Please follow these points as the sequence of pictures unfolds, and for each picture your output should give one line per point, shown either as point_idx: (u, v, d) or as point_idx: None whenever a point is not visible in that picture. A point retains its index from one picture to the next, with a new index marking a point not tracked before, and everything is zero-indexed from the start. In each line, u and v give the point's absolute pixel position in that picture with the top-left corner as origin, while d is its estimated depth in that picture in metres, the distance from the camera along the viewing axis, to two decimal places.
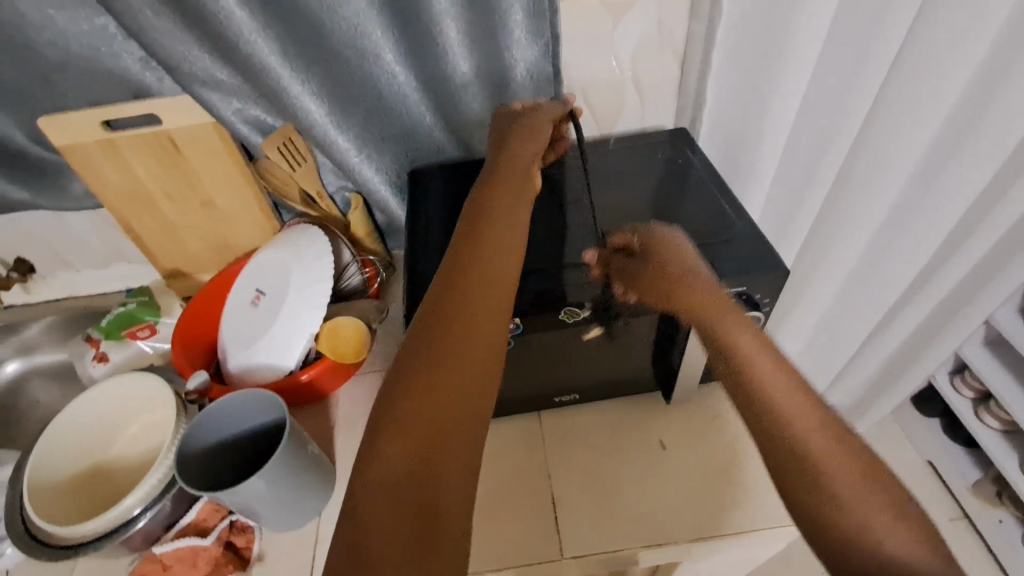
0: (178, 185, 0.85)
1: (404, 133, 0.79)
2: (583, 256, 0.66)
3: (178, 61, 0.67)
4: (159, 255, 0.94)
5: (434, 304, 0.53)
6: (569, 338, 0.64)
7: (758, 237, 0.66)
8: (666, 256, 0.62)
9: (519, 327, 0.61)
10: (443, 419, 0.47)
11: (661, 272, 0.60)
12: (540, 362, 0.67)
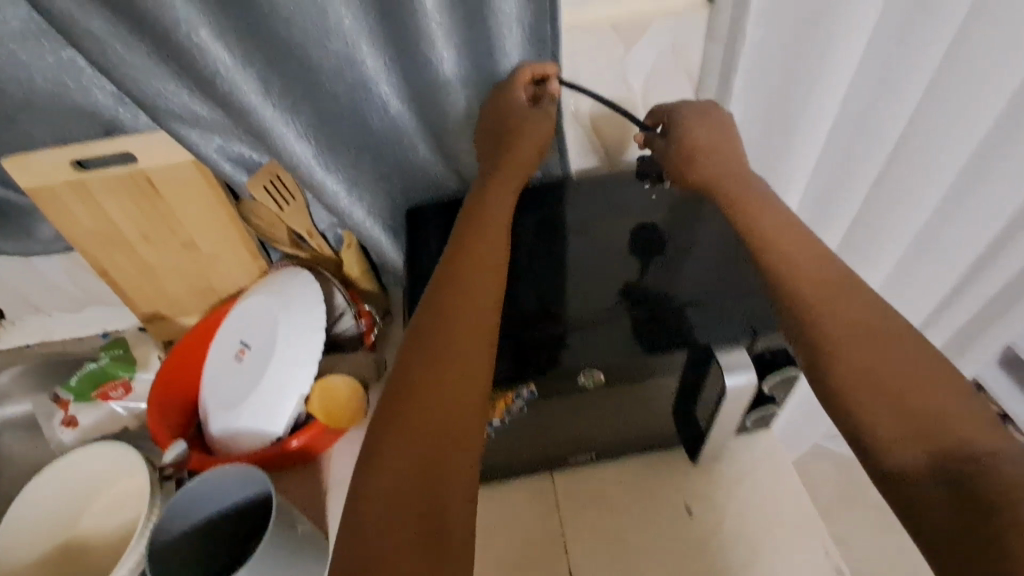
0: (157, 227, 0.79)
1: (399, 170, 0.73)
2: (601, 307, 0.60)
3: (154, 98, 0.60)
4: (138, 299, 0.87)
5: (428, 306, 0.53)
6: (587, 400, 0.58)
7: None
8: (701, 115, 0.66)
9: (532, 393, 0.55)
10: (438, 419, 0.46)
11: (712, 153, 0.64)
12: (555, 424, 0.61)
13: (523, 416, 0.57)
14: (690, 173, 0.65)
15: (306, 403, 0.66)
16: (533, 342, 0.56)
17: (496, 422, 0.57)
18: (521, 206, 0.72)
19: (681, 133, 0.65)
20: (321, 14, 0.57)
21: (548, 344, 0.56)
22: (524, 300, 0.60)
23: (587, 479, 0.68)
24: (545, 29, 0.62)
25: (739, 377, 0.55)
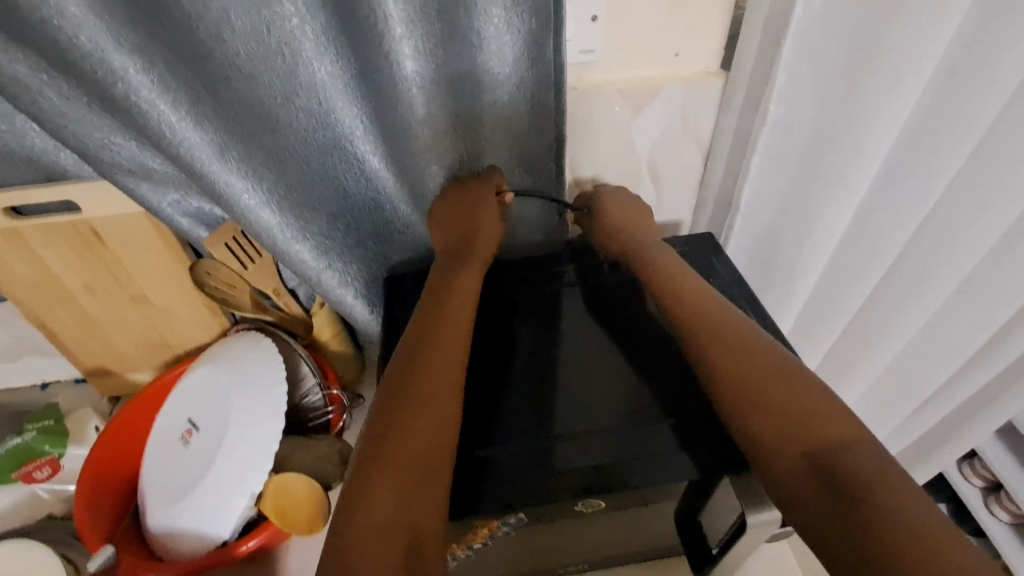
0: (103, 278, 0.70)
1: (377, 231, 0.67)
2: (599, 415, 0.53)
3: (97, 151, 0.53)
4: (80, 353, 0.78)
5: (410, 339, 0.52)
6: (579, 522, 0.51)
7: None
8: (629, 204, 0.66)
9: (519, 521, 0.49)
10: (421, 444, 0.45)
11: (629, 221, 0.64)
12: (548, 544, 0.54)
13: (507, 539, 0.51)
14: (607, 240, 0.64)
15: (257, 502, 0.58)
16: (516, 464, 0.50)
17: (476, 544, 0.51)
18: (511, 282, 0.65)
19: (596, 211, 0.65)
20: (291, 70, 0.51)
21: (536, 469, 0.50)
22: (507, 409, 0.54)
23: None
24: (550, 96, 0.57)
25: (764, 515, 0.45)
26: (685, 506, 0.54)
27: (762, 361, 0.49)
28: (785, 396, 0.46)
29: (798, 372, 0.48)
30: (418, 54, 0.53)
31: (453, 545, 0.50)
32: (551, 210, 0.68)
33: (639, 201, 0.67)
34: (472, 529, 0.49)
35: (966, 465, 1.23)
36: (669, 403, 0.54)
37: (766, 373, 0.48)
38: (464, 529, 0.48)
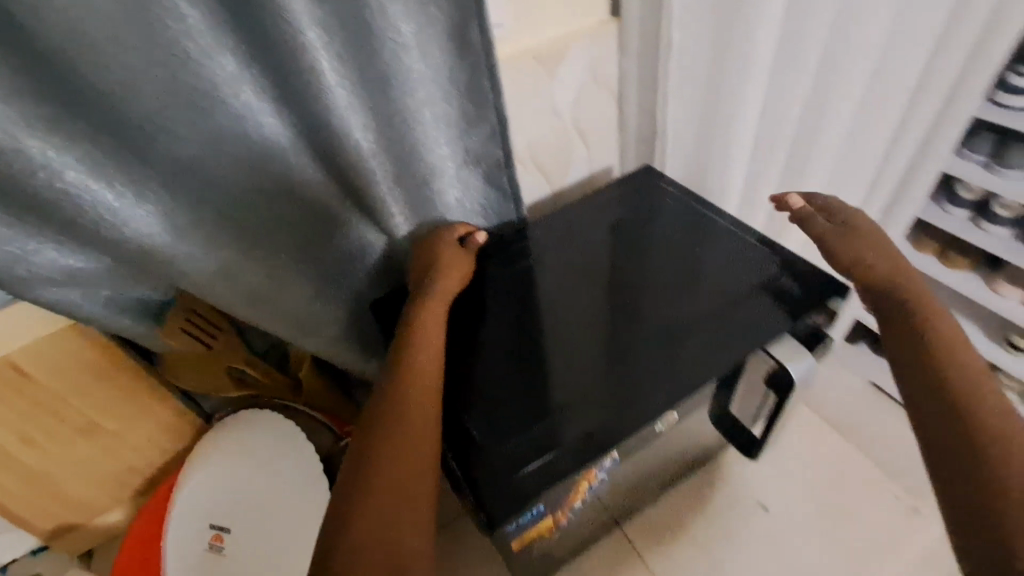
0: (39, 421, 0.61)
1: (335, 272, 0.62)
2: (635, 354, 0.56)
3: (9, 266, 0.45)
4: (32, 517, 0.67)
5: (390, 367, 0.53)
6: (653, 446, 0.56)
7: (805, 267, 0.60)
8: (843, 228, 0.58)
9: (612, 461, 0.51)
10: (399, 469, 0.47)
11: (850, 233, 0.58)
12: (629, 478, 0.57)
13: (600, 486, 0.54)
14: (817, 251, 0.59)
15: None
16: (596, 409, 0.52)
17: (575, 506, 0.52)
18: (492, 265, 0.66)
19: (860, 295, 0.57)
20: (206, 117, 0.45)
21: (607, 411, 0.52)
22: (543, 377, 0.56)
23: (651, 516, 0.66)
24: (482, 82, 0.55)
25: (800, 364, 0.52)
26: (723, 406, 0.60)
27: (973, 387, 0.45)
28: (965, 410, 0.44)
29: (998, 399, 0.44)
30: (338, 71, 0.48)
31: (557, 513, 0.51)
32: (502, 197, 0.66)
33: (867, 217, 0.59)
34: (574, 486, 0.50)
35: None
36: (689, 317, 0.58)
37: (973, 397, 0.44)
38: (568, 489, 0.49)
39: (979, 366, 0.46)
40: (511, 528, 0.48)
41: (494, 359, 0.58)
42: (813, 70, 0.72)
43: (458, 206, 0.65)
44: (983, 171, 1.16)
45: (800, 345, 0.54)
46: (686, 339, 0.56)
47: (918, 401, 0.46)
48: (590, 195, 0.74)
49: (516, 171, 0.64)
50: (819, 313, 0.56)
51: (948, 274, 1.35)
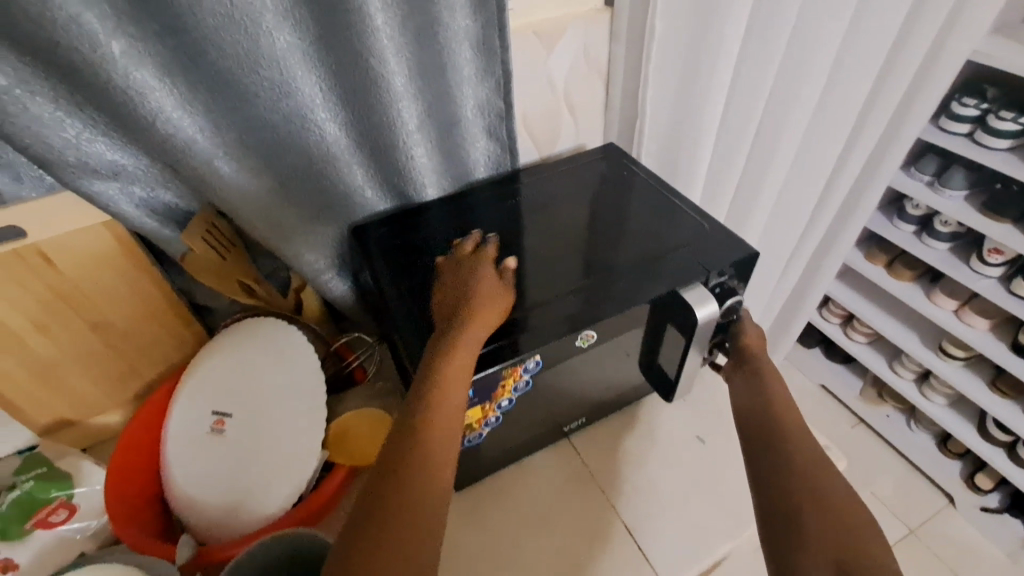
0: (56, 311, 0.65)
1: (350, 198, 0.71)
2: (586, 276, 0.66)
3: (60, 153, 0.52)
4: (30, 409, 0.70)
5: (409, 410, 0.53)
6: (577, 364, 0.64)
7: (728, 230, 0.70)
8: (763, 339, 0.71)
9: (536, 363, 0.59)
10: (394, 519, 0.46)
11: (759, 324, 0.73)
12: (556, 392, 0.67)
13: (527, 389, 0.62)
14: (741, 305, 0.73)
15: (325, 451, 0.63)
16: (561, 320, 0.60)
17: (503, 403, 0.61)
18: (476, 212, 0.76)
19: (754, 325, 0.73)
20: (253, 41, 0.52)
21: (570, 323, 0.60)
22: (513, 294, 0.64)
23: (597, 438, 0.75)
24: (493, 39, 0.65)
25: (706, 308, 0.61)
26: (647, 341, 0.69)
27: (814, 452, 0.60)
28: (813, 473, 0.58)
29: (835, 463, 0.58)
30: (384, 13, 0.57)
31: (486, 405, 0.60)
32: (498, 148, 0.78)
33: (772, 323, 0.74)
34: (501, 380, 0.58)
35: (825, 308, 1.74)
36: (649, 255, 0.68)
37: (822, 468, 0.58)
38: (495, 380, 0.58)
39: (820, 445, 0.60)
40: None
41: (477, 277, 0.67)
42: (779, 71, 0.82)
43: (460, 149, 0.76)
44: (926, 190, 1.29)
45: (708, 293, 0.62)
46: (639, 270, 0.66)
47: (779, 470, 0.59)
48: (560, 163, 0.84)
49: (513, 124, 0.75)
50: (734, 266, 0.66)
51: (892, 283, 1.48)
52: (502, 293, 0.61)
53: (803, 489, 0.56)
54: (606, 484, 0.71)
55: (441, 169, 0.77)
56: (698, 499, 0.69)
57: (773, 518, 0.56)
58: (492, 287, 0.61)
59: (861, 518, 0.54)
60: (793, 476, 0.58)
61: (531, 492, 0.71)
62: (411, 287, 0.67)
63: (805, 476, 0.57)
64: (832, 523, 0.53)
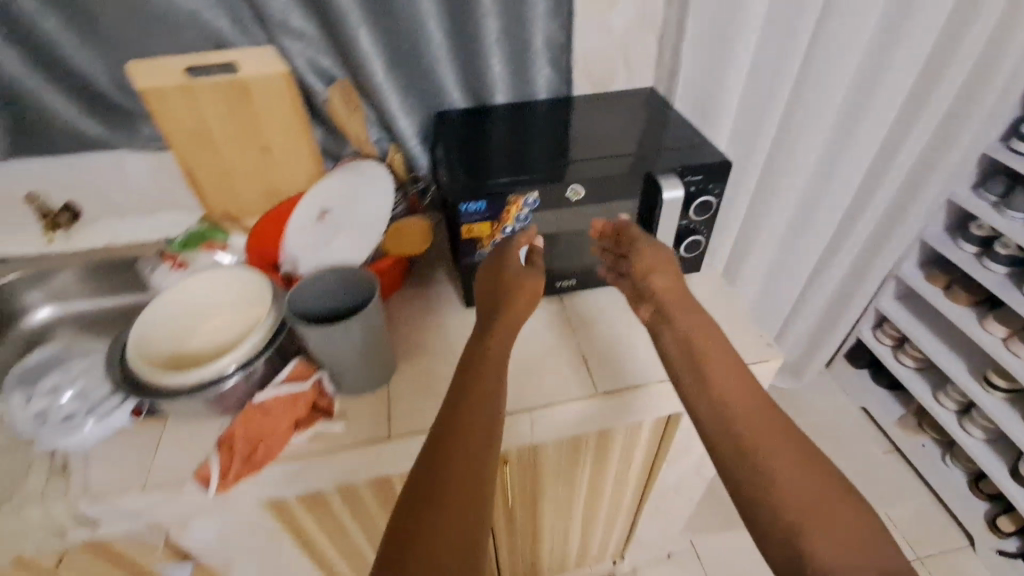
0: (240, 129, 0.96)
1: (441, 88, 0.98)
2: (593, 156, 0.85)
3: (277, 10, 0.88)
4: (210, 196, 1.03)
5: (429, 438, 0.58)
6: (572, 214, 0.82)
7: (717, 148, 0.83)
8: (656, 252, 0.76)
9: (535, 201, 0.78)
10: (421, 511, 0.52)
11: (660, 263, 0.76)
12: (555, 236, 0.85)
13: (527, 223, 0.80)
14: (632, 246, 0.78)
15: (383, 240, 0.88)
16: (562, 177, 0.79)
17: (507, 229, 0.80)
18: (531, 117, 0.99)
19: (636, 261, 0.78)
20: None
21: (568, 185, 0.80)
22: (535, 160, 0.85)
23: (585, 301, 0.92)
24: None
25: (671, 191, 0.76)
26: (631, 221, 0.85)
27: (782, 455, 0.58)
28: (804, 487, 0.56)
29: (820, 466, 0.58)
30: None
31: (495, 224, 0.79)
32: (559, 77, 1.01)
33: (663, 250, 0.77)
34: (506, 205, 0.77)
35: (878, 328, 1.73)
36: (647, 154, 0.84)
37: (794, 474, 0.57)
38: (502, 204, 0.77)
39: (796, 445, 0.59)
40: (463, 211, 0.77)
41: (515, 149, 0.89)
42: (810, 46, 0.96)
43: (529, 70, 0.99)
44: (989, 209, 1.30)
45: (677, 182, 0.77)
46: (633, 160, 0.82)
47: (755, 496, 0.57)
48: (609, 99, 1.04)
49: (571, 57, 0.99)
50: (712, 170, 0.79)
51: (946, 305, 1.47)
52: (534, 280, 0.76)
53: (799, 508, 0.55)
54: (583, 340, 0.86)
55: (511, 84, 1.01)
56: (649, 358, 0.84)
57: (780, 549, 0.54)
58: (531, 280, 0.75)
59: (846, 505, 0.55)
60: (785, 495, 0.56)
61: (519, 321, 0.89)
62: (467, 150, 0.91)
63: (790, 486, 0.56)
64: (835, 536, 0.53)
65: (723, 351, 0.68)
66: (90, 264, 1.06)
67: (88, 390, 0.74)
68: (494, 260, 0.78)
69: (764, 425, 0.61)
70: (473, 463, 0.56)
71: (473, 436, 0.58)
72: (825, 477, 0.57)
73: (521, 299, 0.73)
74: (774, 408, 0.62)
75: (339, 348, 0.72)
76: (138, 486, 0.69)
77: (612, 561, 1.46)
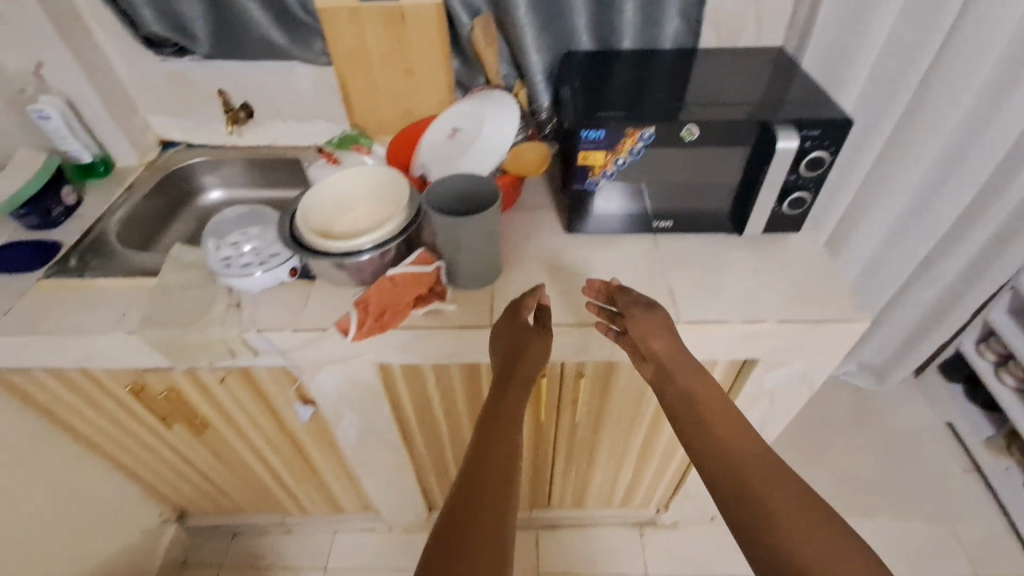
0: (393, 51, 1.09)
1: (574, 28, 1.06)
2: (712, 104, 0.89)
3: None
4: (357, 110, 1.19)
5: (457, 488, 0.65)
6: (682, 155, 0.88)
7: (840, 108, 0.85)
8: (650, 311, 0.77)
9: (650, 136, 0.84)
10: (460, 539, 0.59)
11: (650, 322, 0.76)
12: (662, 175, 0.91)
13: (639, 157, 0.87)
14: (625, 302, 0.78)
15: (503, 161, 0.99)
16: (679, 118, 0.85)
17: (620, 161, 0.88)
18: (654, 64, 1.04)
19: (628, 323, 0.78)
20: None
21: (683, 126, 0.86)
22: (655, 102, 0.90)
23: (677, 243, 0.97)
24: None
25: (786, 142, 0.81)
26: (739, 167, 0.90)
27: (793, 521, 0.61)
28: (808, 547, 0.59)
29: (831, 524, 0.61)
30: None
31: (609, 154, 0.86)
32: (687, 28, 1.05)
33: (658, 308, 0.78)
34: (623, 137, 0.84)
35: (982, 342, 1.62)
36: (766, 107, 0.87)
37: (805, 537, 0.60)
38: (619, 135, 0.84)
39: (802, 504, 0.63)
40: (583, 138, 0.85)
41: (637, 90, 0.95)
42: None
43: (660, 18, 1.04)
44: None
45: (794, 133, 0.81)
46: (752, 110, 0.86)
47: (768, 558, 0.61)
48: (733, 55, 1.07)
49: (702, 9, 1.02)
50: (831, 126, 0.81)
51: None
52: (540, 339, 0.78)
53: (808, 566, 0.58)
54: (673, 277, 0.90)
55: (640, 31, 1.06)
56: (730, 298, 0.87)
57: None
58: (537, 334, 0.78)
59: (850, 549, 0.59)
60: (788, 540, 0.60)
61: (613, 252, 0.97)
62: (591, 87, 0.98)
63: (793, 529, 0.61)
64: (830, 557, 0.58)
65: (718, 409, 0.72)
66: (255, 158, 1.27)
67: (259, 246, 0.92)
68: (512, 316, 0.80)
69: (768, 483, 0.65)
70: (500, 502, 0.63)
71: (499, 476, 0.65)
72: (830, 530, 0.60)
73: (533, 355, 0.76)
74: (775, 463, 0.67)
75: (455, 245, 0.85)
76: (291, 327, 0.87)
77: (655, 512, 1.50)
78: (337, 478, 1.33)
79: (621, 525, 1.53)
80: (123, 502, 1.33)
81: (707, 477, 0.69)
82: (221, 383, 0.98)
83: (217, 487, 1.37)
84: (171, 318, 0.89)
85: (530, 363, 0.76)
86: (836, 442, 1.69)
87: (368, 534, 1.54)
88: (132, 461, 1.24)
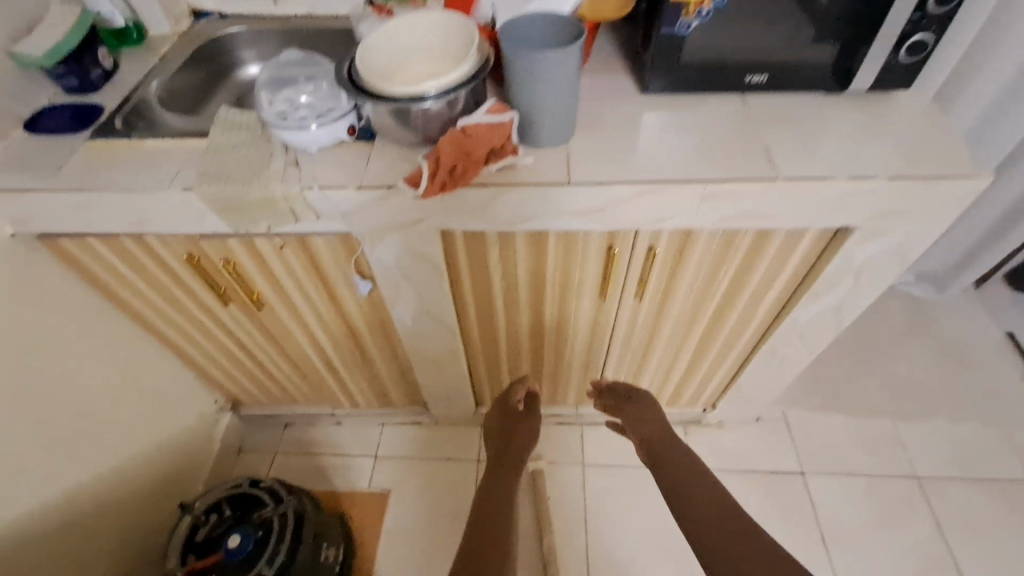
0: None
1: None
2: None
3: None
4: None
5: (473, 511, 0.92)
6: None
7: None
8: (646, 403, 1.05)
9: None
10: (467, 552, 0.80)
11: (620, 392, 1.10)
12: (762, 17, 0.81)
13: None
14: (602, 393, 1.12)
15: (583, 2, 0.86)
16: None
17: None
18: None
19: (625, 394, 1.09)
20: None
21: None
22: None
23: (767, 104, 0.88)
24: None
25: None
26: (855, 5, 0.77)
27: (704, 514, 0.80)
28: (720, 530, 0.77)
29: (733, 513, 0.79)
30: None
31: None
32: None
33: (641, 392, 1.08)
34: None
35: None
36: None
37: (709, 522, 0.78)
38: None
39: (727, 509, 0.80)
40: None
41: None
42: None
43: None
44: None
45: None
46: None
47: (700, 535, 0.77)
48: None
49: None
50: None
51: None
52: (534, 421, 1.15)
53: (721, 536, 0.76)
54: (767, 135, 0.83)
55: None
56: (829, 156, 0.79)
57: None
58: (525, 418, 1.14)
59: (757, 541, 0.74)
60: (709, 539, 0.76)
61: (696, 113, 0.88)
62: None
63: (710, 522, 0.78)
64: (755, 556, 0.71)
65: (657, 423, 1.02)
66: (294, 28, 1.18)
67: (314, 101, 0.85)
68: (509, 423, 1.13)
69: (710, 503, 0.81)
70: (499, 513, 0.90)
71: (494, 489, 0.97)
72: (746, 540, 0.74)
73: (530, 426, 1.13)
74: (722, 498, 0.82)
75: (531, 95, 0.78)
76: (354, 185, 0.82)
77: (702, 411, 1.49)
78: (388, 368, 1.34)
79: (667, 423, 1.52)
80: (179, 388, 1.34)
81: (662, 482, 0.90)
82: (280, 252, 0.96)
83: (268, 375, 1.38)
84: (226, 176, 0.84)
85: (514, 449, 1.09)
86: (888, 350, 1.64)
87: (415, 427, 1.56)
88: (185, 343, 1.24)
